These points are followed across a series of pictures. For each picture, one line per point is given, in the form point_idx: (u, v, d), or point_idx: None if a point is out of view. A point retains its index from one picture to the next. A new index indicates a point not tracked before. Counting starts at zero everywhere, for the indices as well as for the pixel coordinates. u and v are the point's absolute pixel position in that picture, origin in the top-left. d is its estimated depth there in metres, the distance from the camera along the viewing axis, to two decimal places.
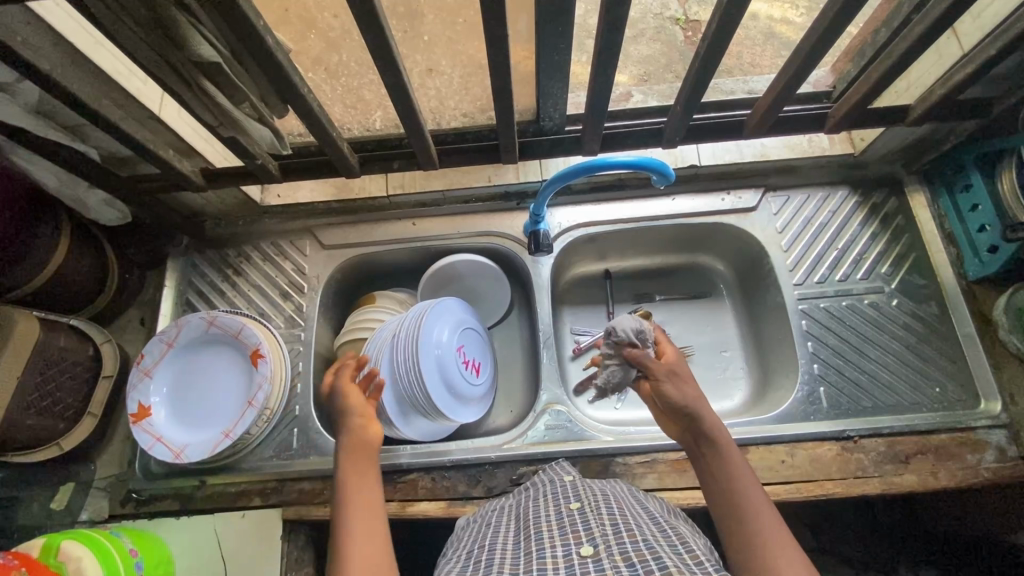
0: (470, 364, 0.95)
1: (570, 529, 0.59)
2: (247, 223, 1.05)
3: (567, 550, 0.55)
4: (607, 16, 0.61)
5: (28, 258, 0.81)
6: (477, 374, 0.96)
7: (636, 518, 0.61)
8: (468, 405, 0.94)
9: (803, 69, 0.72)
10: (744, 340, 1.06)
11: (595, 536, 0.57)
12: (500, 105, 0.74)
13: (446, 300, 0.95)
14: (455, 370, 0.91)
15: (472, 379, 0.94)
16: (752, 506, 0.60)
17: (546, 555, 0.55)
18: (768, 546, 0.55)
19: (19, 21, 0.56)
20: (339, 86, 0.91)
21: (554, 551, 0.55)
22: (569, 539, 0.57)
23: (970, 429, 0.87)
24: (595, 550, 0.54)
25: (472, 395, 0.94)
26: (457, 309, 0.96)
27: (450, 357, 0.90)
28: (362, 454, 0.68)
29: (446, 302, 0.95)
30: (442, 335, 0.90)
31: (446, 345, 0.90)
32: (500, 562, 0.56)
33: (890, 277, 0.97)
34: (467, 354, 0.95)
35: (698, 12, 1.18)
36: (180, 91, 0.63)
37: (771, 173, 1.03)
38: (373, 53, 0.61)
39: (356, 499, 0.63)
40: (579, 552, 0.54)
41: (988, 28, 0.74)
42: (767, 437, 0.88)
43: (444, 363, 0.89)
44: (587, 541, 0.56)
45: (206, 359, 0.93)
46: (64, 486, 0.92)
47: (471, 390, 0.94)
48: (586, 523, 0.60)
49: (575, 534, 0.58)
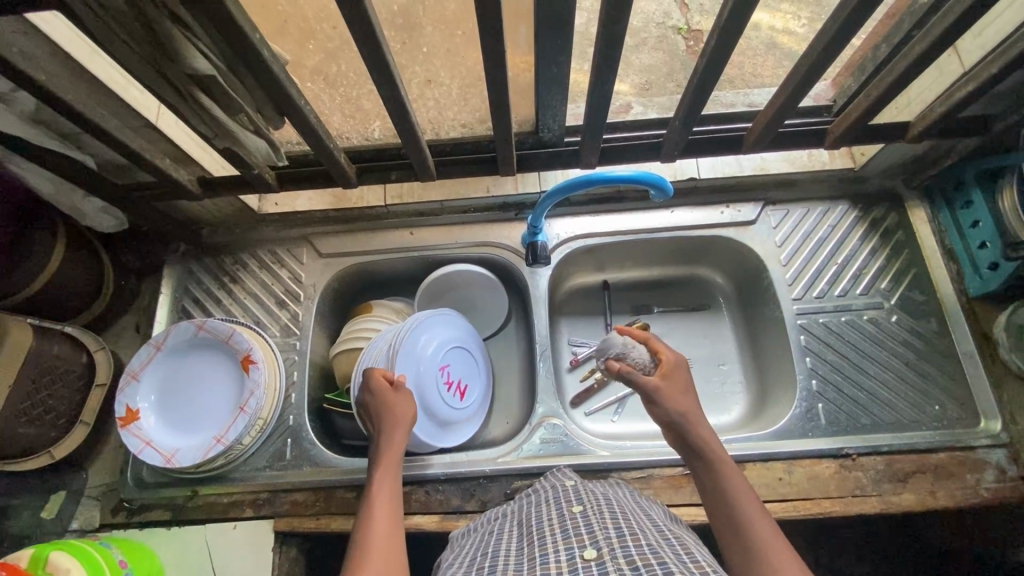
0: (458, 381, 0.95)
1: (573, 532, 0.58)
2: (245, 231, 1.05)
3: (570, 553, 0.54)
4: (607, 33, 0.61)
5: (23, 266, 0.81)
6: (466, 393, 0.96)
7: (638, 523, 0.60)
8: (450, 424, 0.93)
9: (804, 83, 0.71)
10: (742, 354, 1.05)
11: (599, 539, 0.56)
12: (498, 117, 0.73)
13: (448, 312, 0.96)
14: (438, 386, 0.91)
15: (459, 397, 0.94)
16: (749, 516, 0.60)
17: (550, 560, 0.54)
18: (770, 561, 0.55)
19: (14, 30, 0.55)
20: (338, 95, 0.89)
21: (558, 556, 0.55)
22: (572, 542, 0.56)
23: (970, 448, 0.86)
24: (598, 552, 0.54)
25: (457, 414, 0.94)
26: (455, 324, 0.97)
27: (435, 372, 0.91)
28: (394, 463, 0.74)
29: (447, 315, 0.96)
30: (429, 350, 0.91)
31: (433, 360, 0.91)
32: (503, 567, 0.55)
33: (890, 292, 0.96)
34: (457, 371, 0.95)
35: (700, 22, 1.18)
36: (176, 102, 0.62)
37: (771, 187, 1.02)
38: (369, 66, 0.61)
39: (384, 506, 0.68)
40: (583, 554, 0.54)
41: (990, 46, 0.74)
42: (764, 453, 0.87)
43: (427, 376, 0.90)
44: (590, 544, 0.55)
45: (194, 361, 0.92)
46: (57, 494, 0.91)
47: (454, 411, 0.93)
48: (589, 526, 0.59)
49: (578, 537, 0.57)
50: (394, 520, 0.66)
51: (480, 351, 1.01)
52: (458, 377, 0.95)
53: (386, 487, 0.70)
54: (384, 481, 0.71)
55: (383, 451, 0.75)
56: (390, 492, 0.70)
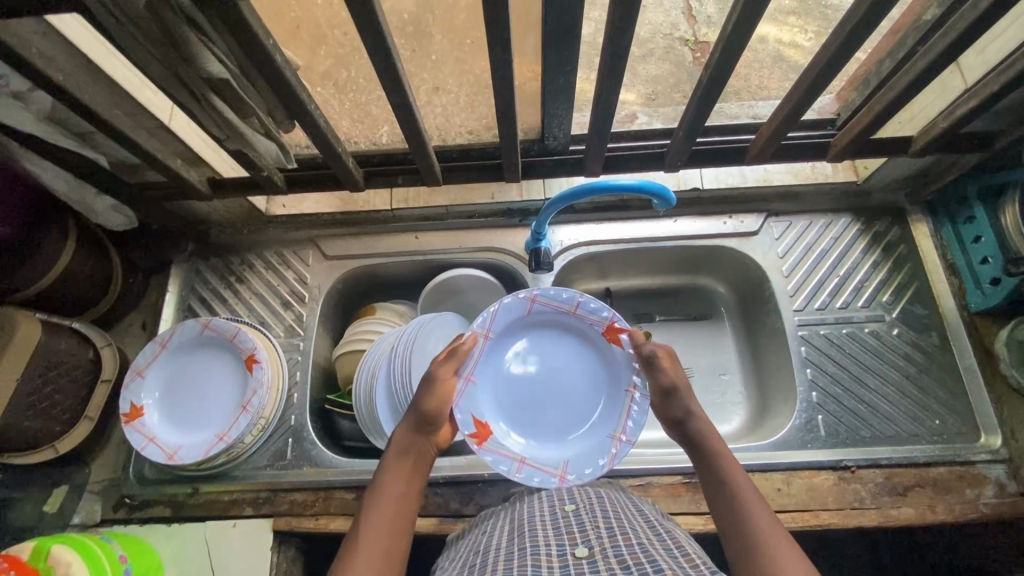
0: (456, 404, 0.79)
1: (565, 530, 0.59)
2: (252, 232, 1.06)
3: (563, 550, 0.55)
4: (611, 44, 0.62)
5: (35, 261, 0.83)
6: (515, 405, 0.85)
7: (629, 521, 0.61)
8: (544, 458, 0.81)
9: (808, 97, 0.72)
10: (744, 365, 1.06)
11: (591, 538, 0.56)
12: (504, 126, 0.74)
13: (615, 317, 0.85)
14: (582, 403, 0.85)
15: (555, 414, 0.85)
16: (774, 543, 0.57)
17: (540, 552, 0.55)
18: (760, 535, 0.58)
19: (32, 31, 0.57)
20: (348, 101, 0.87)
21: (549, 550, 0.55)
22: (564, 539, 0.57)
23: (969, 463, 0.86)
24: (590, 551, 0.54)
25: (543, 440, 0.83)
26: (608, 330, 0.85)
27: (590, 392, 0.86)
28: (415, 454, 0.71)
29: (617, 327, 0.85)
30: (418, 350, 0.88)
31: (603, 376, 0.86)
32: (495, 560, 0.56)
33: (891, 305, 0.96)
34: (567, 377, 0.87)
35: (707, 34, 1.18)
36: (189, 103, 0.64)
37: (774, 198, 1.03)
38: (379, 73, 0.62)
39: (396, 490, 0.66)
40: (575, 552, 0.54)
41: (993, 63, 0.75)
42: (763, 464, 0.87)
43: (607, 403, 0.85)
44: (582, 542, 0.56)
45: (199, 360, 0.93)
46: (59, 488, 0.92)
47: (547, 428, 0.84)
48: (581, 525, 0.59)
49: (570, 534, 0.58)
50: (401, 518, 0.64)
51: (510, 333, 0.86)
52: (565, 383, 0.86)
53: (388, 515, 0.63)
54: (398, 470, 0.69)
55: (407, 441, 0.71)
56: (407, 481, 0.68)
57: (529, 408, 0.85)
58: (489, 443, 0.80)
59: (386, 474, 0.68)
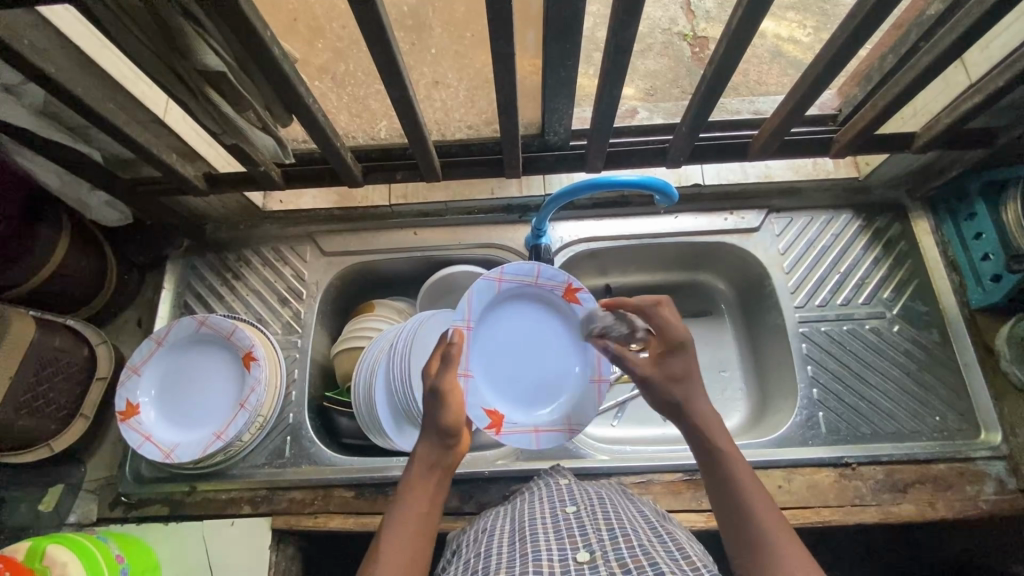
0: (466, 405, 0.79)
1: (567, 533, 0.58)
2: (248, 228, 1.05)
3: (564, 554, 0.54)
4: (615, 38, 0.61)
5: (27, 258, 0.81)
6: (512, 379, 0.85)
7: (631, 522, 0.60)
8: (550, 418, 0.85)
9: (810, 94, 0.71)
10: (744, 361, 1.05)
11: (592, 542, 0.56)
12: (505, 121, 0.73)
13: (571, 279, 0.85)
14: (565, 363, 0.87)
15: (541, 374, 0.86)
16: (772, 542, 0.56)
17: (542, 557, 0.54)
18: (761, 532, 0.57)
19: (24, 21, 0.56)
20: (345, 95, 0.86)
21: (551, 554, 0.55)
22: (565, 543, 0.56)
23: (969, 460, 0.86)
24: (592, 555, 0.54)
25: (545, 403, 0.86)
26: (567, 293, 0.85)
27: (567, 350, 0.87)
28: (436, 470, 0.69)
29: (574, 287, 0.85)
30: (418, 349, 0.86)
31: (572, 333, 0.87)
32: (497, 564, 0.55)
33: (893, 302, 0.96)
34: (540, 337, 0.86)
35: (705, 29, 1.17)
36: (185, 97, 0.63)
37: (775, 194, 1.02)
38: (379, 67, 0.61)
39: (416, 507, 0.64)
40: (576, 557, 0.54)
41: (996, 59, 0.74)
42: (766, 460, 0.87)
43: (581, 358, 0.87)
44: (583, 547, 0.55)
45: (194, 358, 0.92)
46: (53, 487, 0.91)
47: (546, 393, 0.86)
48: (583, 528, 0.59)
49: (572, 538, 0.57)
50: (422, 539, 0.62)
51: (483, 315, 0.84)
52: (540, 343, 0.86)
53: (410, 533, 0.62)
54: (417, 488, 0.66)
55: (426, 457, 0.69)
56: (428, 500, 0.66)
57: (519, 375, 0.85)
58: (504, 425, 0.82)
59: (407, 492, 0.66)
